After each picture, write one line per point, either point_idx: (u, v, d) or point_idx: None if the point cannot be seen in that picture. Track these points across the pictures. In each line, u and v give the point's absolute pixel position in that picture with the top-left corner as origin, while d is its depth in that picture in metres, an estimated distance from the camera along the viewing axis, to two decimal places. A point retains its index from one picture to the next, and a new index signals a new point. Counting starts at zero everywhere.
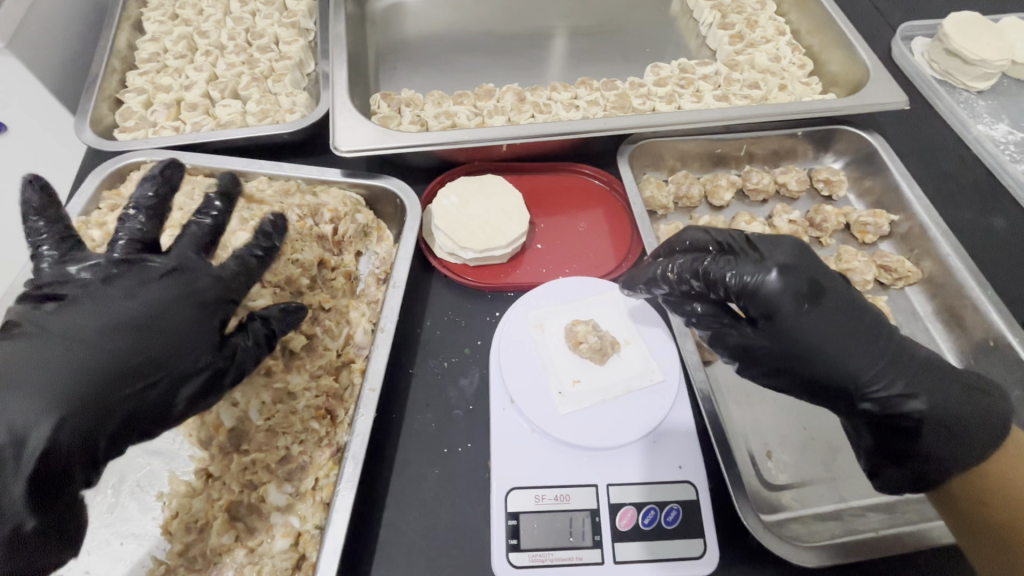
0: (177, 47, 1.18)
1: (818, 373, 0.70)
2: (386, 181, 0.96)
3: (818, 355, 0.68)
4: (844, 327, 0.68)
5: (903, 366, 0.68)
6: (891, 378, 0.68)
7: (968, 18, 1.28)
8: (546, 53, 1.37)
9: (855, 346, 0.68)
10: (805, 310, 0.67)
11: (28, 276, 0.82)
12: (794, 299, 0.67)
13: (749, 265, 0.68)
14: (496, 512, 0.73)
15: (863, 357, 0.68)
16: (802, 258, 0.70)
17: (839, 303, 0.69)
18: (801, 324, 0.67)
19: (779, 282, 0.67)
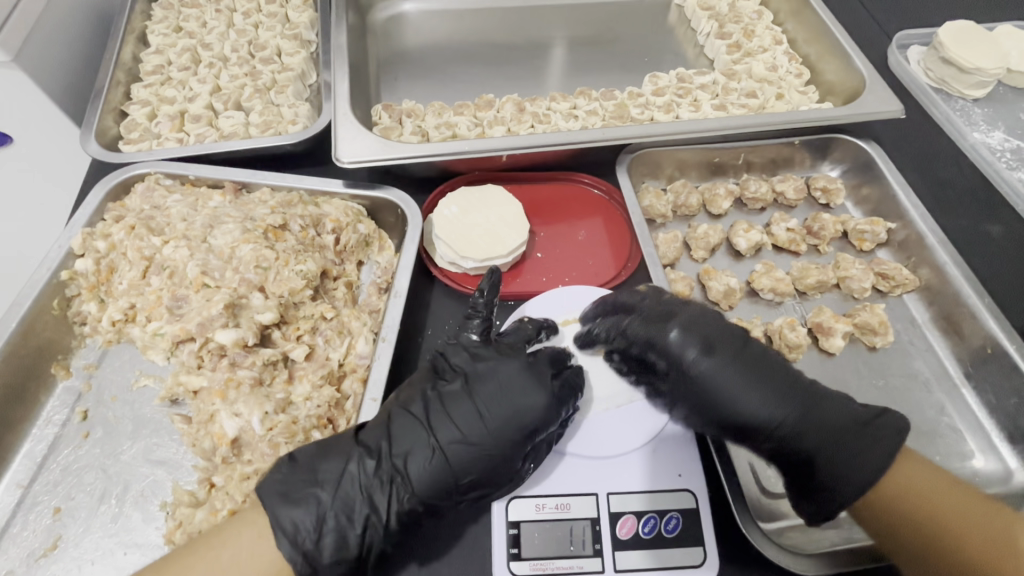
0: (181, 60, 1.19)
1: (728, 418, 0.75)
2: (387, 191, 0.97)
3: (722, 406, 0.74)
4: (744, 378, 0.75)
5: (807, 416, 0.73)
6: (803, 429, 0.72)
7: (963, 27, 1.29)
8: (546, 63, 1.39)
9: (758, 395, 0.74)
10: (702, 360, 0.76)
11: (34, 287, 0.83)
12: (691, 350, 0.77)
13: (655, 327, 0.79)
14: (497, 521, 0.74)
15: (761, 403, 0.74)
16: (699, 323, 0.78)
17: (743, 354, 0.77)
18: (702, 373, 0.76)
19: (679, 337, 0.78)
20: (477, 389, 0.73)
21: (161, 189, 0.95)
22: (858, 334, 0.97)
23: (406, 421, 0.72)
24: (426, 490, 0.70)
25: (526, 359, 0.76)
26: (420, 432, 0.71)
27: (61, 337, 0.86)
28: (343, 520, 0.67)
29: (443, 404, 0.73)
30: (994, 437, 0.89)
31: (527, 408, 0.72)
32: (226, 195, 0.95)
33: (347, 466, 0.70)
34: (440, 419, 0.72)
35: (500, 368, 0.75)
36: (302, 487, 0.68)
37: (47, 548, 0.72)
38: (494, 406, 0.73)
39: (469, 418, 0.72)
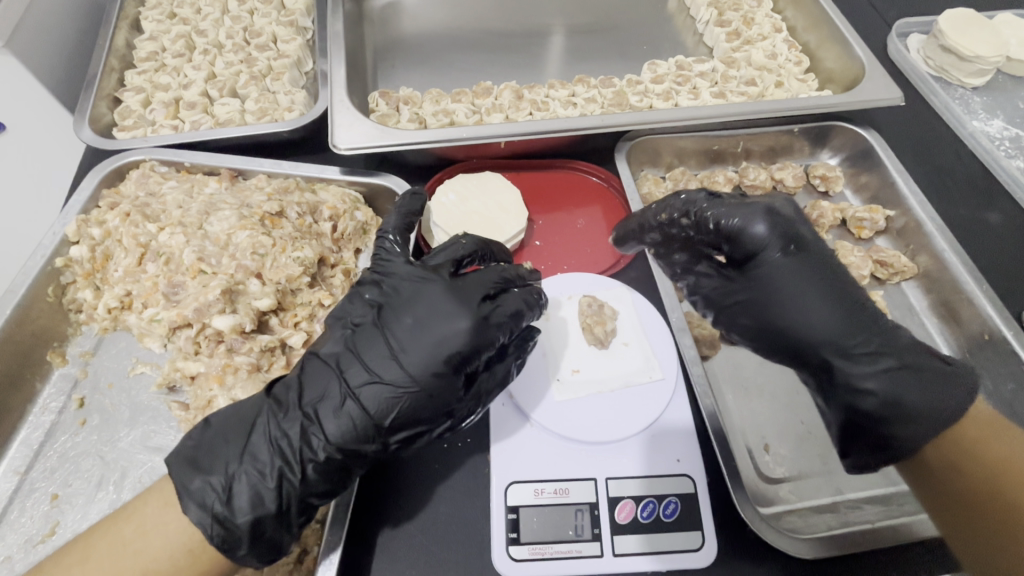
0: (175, 46, 1.18)
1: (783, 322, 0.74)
2: (385, 178, 0.96)
3: (796, 309, 0.72)
4: (810, 277, 0.73)
5: (861, 327, 0.72)
6: (869, 342, 0.71)
7: (962, 15, 1.29)
8: (544, 51, 1.38)
9: (822, 299, 0.72)
10: (780, 258, 0.74)
11: (29, 274, 0.83)
12: (775, 246, 0.74)
13: (738, 211, 0.74)
14: (496, 505, 0.74)
15: (827, 312, 0.72)
16: (795, 216, 0.77)
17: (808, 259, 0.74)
18: (777, 269, 0.74)
19: (766, 232, 0.74)
20: (390, 317, 0.71)
21: (156, 176, 0.94)
22: None
23: (317, 365, 0.70)
24: (341, 435, 0.66)
25: (445, 284, 0.72)
26: (331, 376, 0.69)
27: (56, 324, 0.86)
28: (254, 475, 0.64)
29: (361, 341, 0.70)
30: None
31: (449, 333, 0.68)
32: (222, 182, 0.94)
33: (258, 420, 0.68)
34: (348, 362, 0.69)
35: (422, 296, 0.71)
36: (213, 449, 0.66)
37: (44, 534, 0.72)
38: (409, 338, 0.68)
39: (382, 356, 0.68)
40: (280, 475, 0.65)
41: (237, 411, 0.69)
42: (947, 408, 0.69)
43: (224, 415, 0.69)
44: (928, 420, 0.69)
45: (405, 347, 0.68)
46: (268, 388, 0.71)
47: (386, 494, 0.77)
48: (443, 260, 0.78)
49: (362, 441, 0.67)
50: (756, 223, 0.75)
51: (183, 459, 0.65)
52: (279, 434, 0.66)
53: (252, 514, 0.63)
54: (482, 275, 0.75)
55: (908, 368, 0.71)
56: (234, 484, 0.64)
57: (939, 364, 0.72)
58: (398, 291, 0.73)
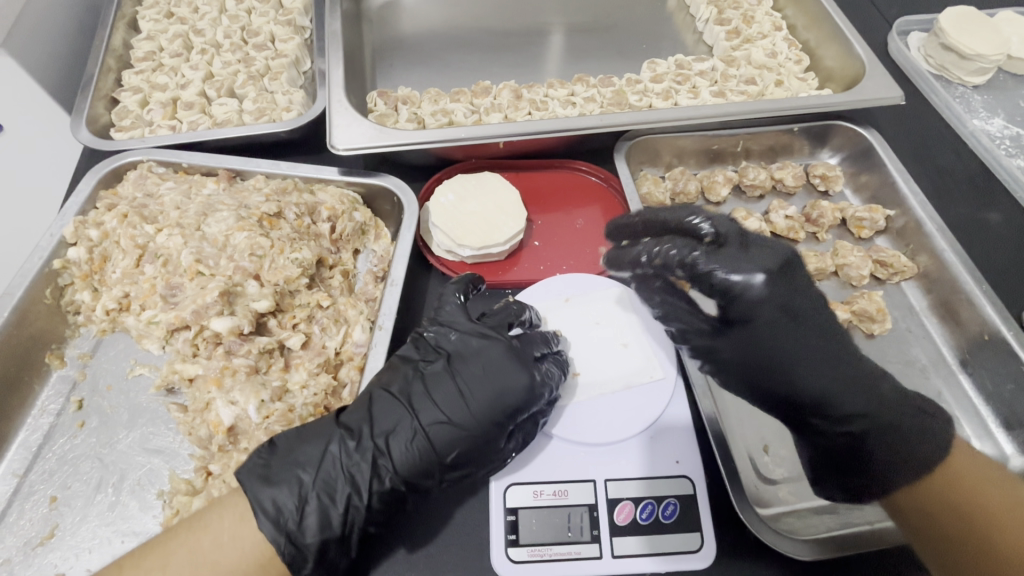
0: (172, 45, 1.17)
1: None
2: (383, 178, 0.96)
3: (787, 365, 0.76)
4: (804, 347, 0.76)
5: (852, 382, 0.76)
6: (849, 396, 0.76)
7: (963, 13, 1.28)
8: (543, 50, 1.37)
9: (813, 355, 0.76)
10: None
11: (26, 276, 0.82)
12: None
13: (741, 267, 0.75)
14: (496, 507, 0.74)
15: (827, 374, 0.76)
16: (790, 270, 0.77)
17: None
18: (767, 331, 0.76)
19: None
20: (459, 366, 0.74)
21: (154, 177, 0.93)
22: (856, 322, 0.97)
23: (387, 400, 0.72)
24: (408, 469, 0.70)
25: (509, 343, 0.76)
26: (402, 412, 0.72)
27: (54, 326, 0.85)
28: (325, 498, 0.67)
29: (430, 384, 0.73)
30: (989, 422, 0.89)
31: (513, 388, 0.72)
32: (220, 183, 0.94)
33: (330, 446, 0.69)
34: (419, 402, 0.72)
35: (490, 350, 0.75)
36: (283, 470, 0.67)
37: (43, 537, 0.72)
38: (477, 386, 0.73)
39: (452, 400, 0.72)
40: (350, 501, 0.68)
41: (306, 434, 0.71)
42: (915, 456, 0.74)
43: (294, 435, 0.70)
44: (906, 464, 0.74)
45: (471, 393, 0.72)
46: (339, 414, 0.72)
47: None
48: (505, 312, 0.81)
49: (427, 479, 0.71)
50: None
51: (256, 477, 0.66)
52: (352, 462, 0.69)
53: (321, 534, 0.65)
54: (537, 338, 0.80)
55: (891, 429, 0.75)
56: (306, 506, 0.66)
57: (916, 412, 0.76)
58: (469, 343, 0.76)
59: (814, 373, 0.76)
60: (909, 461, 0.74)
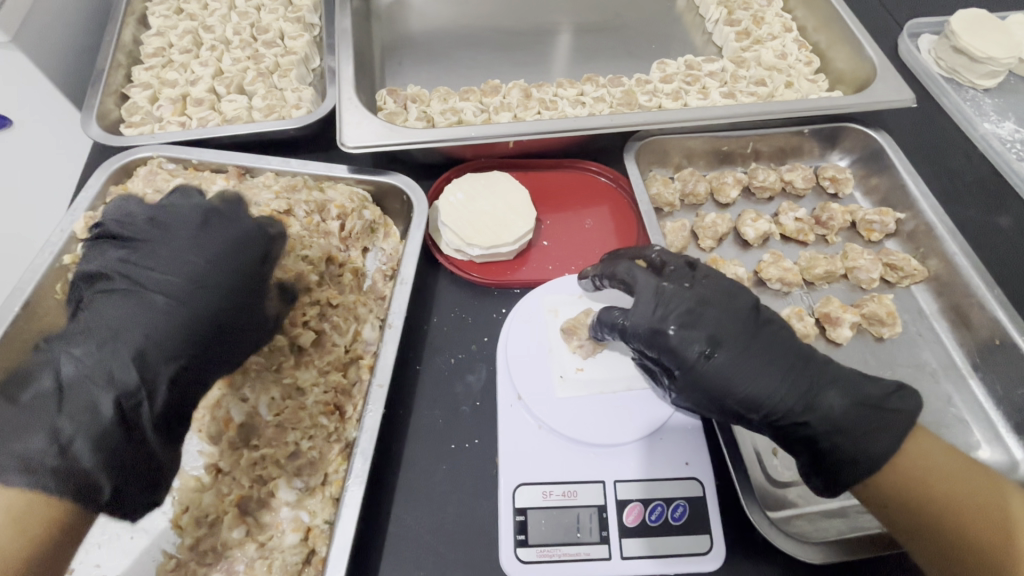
0: (182, 42, 1.17)
1: (733, 407, 0.70)
2: (393, 177, 0.96)
3: (721, 395, 0.69)
4: (742, 362, 0.69)
5: (794, 386, 0.68)
6: (793, 407, 0.68)
7: (975, 15, 1.27)
8: (552, 49, 1.37)
9: (750, 377, 0.68)
10: (701, 359, 0.69)
11: (37, 271, 0.82)
12: (690, 348, 0.69)
13: (644, 315, 0.71)
14: (505, 507, 0.74)
15: (773, 384, 0.68)
16: (703, 306, 0.71)
17: (730, 341, 0.69)
18: (712, 370, 0.68)
19: (671, 332, 0.69)
20: (141, 281, 0.68)
21: (164, 173, 0.93)
22: (866, 325, 0.97)
23: (94, 318, 0.65)
24: (92, 391, 0.61)
25: (188, 237, 0.72)
26: (101, 332, 0.64)
27: (64, 322, 0.85)
28: (83, 424, 0.59)
29: (120, 302, 0.66)
30: (1000, 427, 0.89)
31: (183, 276, 0.69)
32: (229, 180, 0.93)
33: (83, 364, 0.62)
34: (160, 317, 0.66)
35: (167, 271, 0.69)
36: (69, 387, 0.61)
37: None
38: (145, 285, 0.68)
39: (114, 306, 0.66)
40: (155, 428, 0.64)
41: (149, 356, 0.64)
42: (875, 458, 0.66)
43: (75, 331, 0.65)
44: (873, 464, 0.66)
45: (136, 298, 0.67)
46: (168, 327, 0.66)
47: (397, 495, 0.77)
48: (206, 226, 0.73)
49: (163, 391, 0.65)
50: (661, 326, 0.70)
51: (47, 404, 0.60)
52: (178, 388, 0.66)
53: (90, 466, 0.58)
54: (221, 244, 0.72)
55: (846, 431, 0.67)
56: (74, 418, 0.59)
57: (871, 408, 0.68)
58: (151, 249, 0.70)
59: (761, 400, 0.68)
60: (876, 463, 0.66)
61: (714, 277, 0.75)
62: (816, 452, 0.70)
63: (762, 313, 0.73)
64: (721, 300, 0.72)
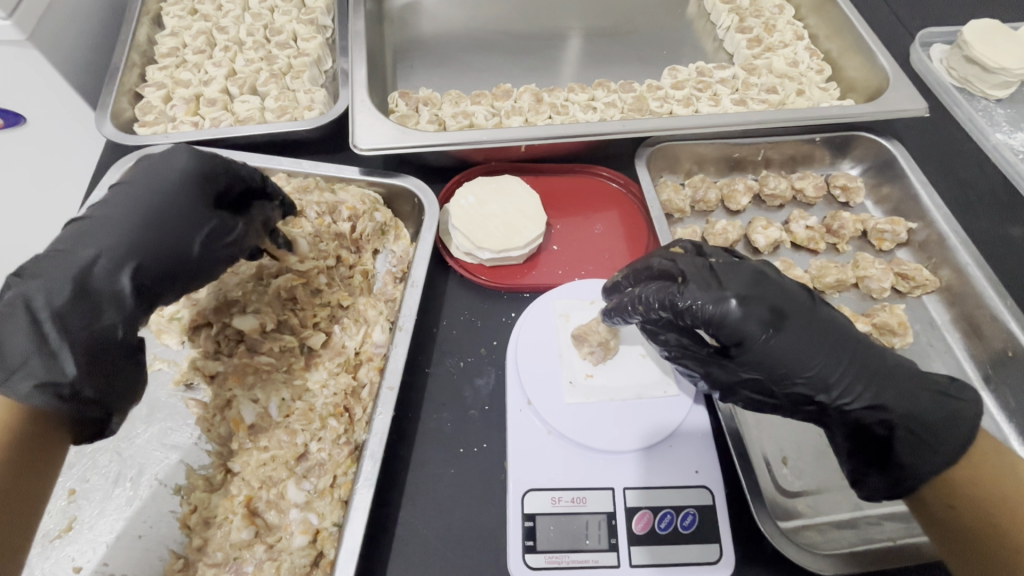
0: (196, 42, 1.18)
1: (790, 389, 0.68)
2: (405, 179, 0.96)
3: (784, 379, 0.67)
4: (805, 345, 0.66)
5: (858, 368, 0.68)
6: (859, 388, 0.68)
7: (989, 25, 1.27)
8: (562, 54, 1.37)
9: (817, 360, 0.66)
10: (766, 340, 0.65)
11: None
12: (757, 329, 0.64)
13: (709, 295, 0.65)
14: (513, 512, 0.73)
15: (827, 365, 0.67)
16: (764, 284, 0.67)
17: (794, 321, 0.67)
18: (774, 350, 0.65)
19: (742, 312, 0.64)
20: (147, 235, 0.70)
21: None
22: (877, 335, 0.96)
23: (67, 239, 0.68)
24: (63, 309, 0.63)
25: (154, 174, 0.73)
26: (69, 254, 0.66)
27: None
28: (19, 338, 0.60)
29: (81, 229, 0.69)
30: (1013, 441, 0.88)
31: (141, 211, 0.70)
32: None
33: (46, 286, 0.63)
34: (116, 236, 0.68)
35: (169, 230, 0.70)
36: (72, 316, 0.63)
37: (62, 529, 0.72)
38: (112, 211, 0.70)
39: (90, 235, 0.68)
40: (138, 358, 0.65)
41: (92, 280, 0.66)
42: (945, 445, 0.65)
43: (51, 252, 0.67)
44: (937, 453, 0.65)
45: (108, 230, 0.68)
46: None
47: (404, 498, 0.77)
48: (161, 161, 0.74)
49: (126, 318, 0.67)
50: (727, 306, 0.64)
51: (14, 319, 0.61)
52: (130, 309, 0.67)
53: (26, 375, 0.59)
54: (161, 174, 0.72)
55: (915, 416, 0.67)
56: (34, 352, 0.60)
57: (936, 394, 0.68)
58: (122, 190, 0.72)
59: (825, 382, 0.67)
60: (943, 450, 0.65)
61: (762, 260, 0.73)
62: (863, 434, 0.70)
63: (815, 295, 0.71)
64: (782, 282, 0.69)
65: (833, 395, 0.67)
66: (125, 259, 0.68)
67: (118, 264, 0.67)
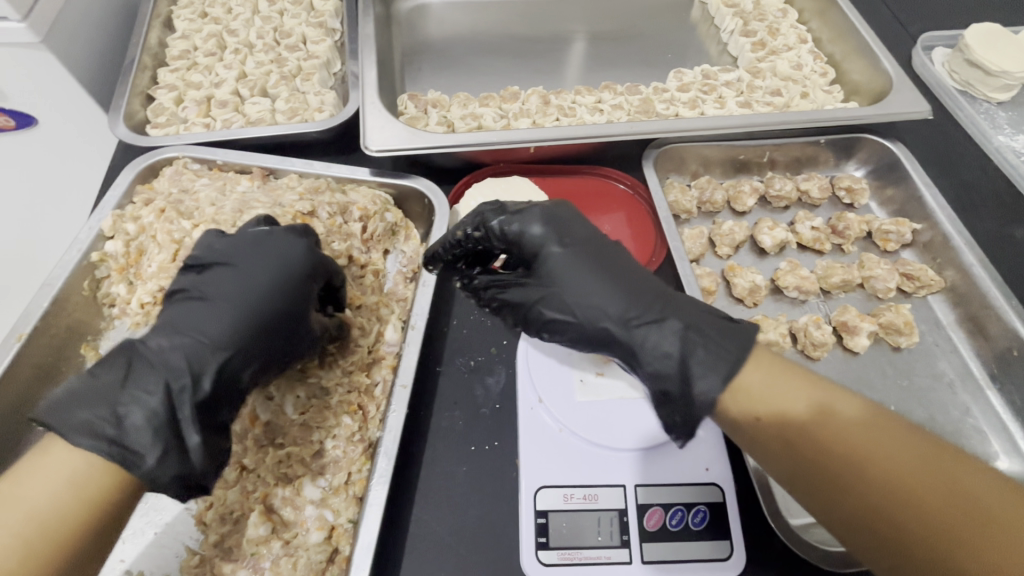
0: (207, 45, 1.19)
1: (565, 311, 0.74)
2: (415, 180, 0.97)
3: (580, 317, 0.73)
4: (579, 267, 0.74)
5: (634, 294, 0.71)
6: (657, 313, 0.70)
7: (990, 29, 1.28)
8: (567, 57, 1.38)
9: (585, 280, 0.73)
10: (554, 253, 0.75)
11: (66, 267, 0.84)
12: (550, 242, 0.76)
13: (513, 218, 0.78)
14: (525, 509, 0.74)
15: (588, 284, 0.73)
16: (565, 211, 0.80)
17: (568, 245, 0.76)
18: (553, 266, 0.75)
19: (540, 227, 0.77)
20: (211, 296, 0.71)
21: (189, 173, 0.94)
22: (883, 334, 0.97)
23: (176, 321, 0.68)
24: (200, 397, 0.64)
25: (262, 256, 0.74)
26: (186, 339, 0.66)
27: (90, 319, 0.87)
28: (136, 410, 0.61)
29: (195, 311, 0.69)
30: (1018, 440, 0.89)
31: (256, 293, 0.71)
32: (254, 180, 0.95)
33: (162, 368, 0.64)
34: (229, 320, 0.69)
35: (230, 288, 0.71)
36: (143, 373, 0.63)
37: None
38: (223, 293, 0.71)
39: (203, 320, 0.68)
40: (196, 418, 0.64)
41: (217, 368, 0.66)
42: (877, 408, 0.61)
43: (157, 332, 0.67)
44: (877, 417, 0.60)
45: (224, 316, 0.69)
46: (223, 327, 0.68)
47: (415, 495, 0.77)
48: (267, 243, 0.75)
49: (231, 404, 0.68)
50: (530, 224, 0.77)
51: (112, 379, 0.62)
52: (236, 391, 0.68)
53: (152, 449, 0.60)
54: (277, 260, 0.74)
55: (693, 331, 0.68)
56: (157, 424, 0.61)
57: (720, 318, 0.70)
58: (230, 269, 0.73)
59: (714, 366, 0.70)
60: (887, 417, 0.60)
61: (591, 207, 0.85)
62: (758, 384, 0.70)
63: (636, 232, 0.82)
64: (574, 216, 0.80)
65: (608, 315, 0.71)
66: (243, 348, 0.69)
67: (240, 355, 0.68)
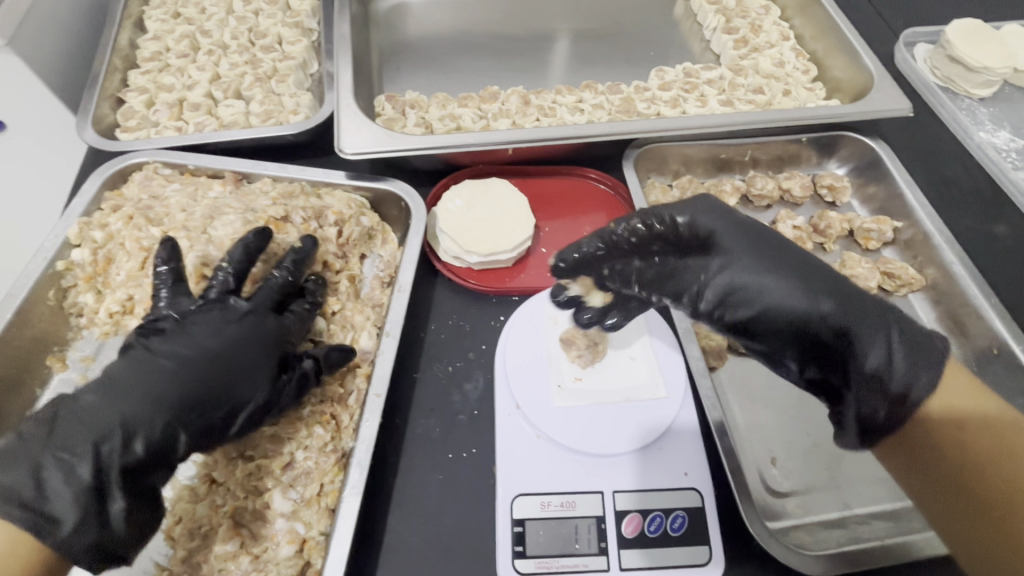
0: (179, 46, 1.17)
1: (804, 305, 0.71)
2: (391, 183, 0.95)
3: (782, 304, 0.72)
4: (765, 252, 0.75)
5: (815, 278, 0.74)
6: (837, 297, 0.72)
7: (970, 25, 1.28)
8: (549, 55, 1.37)
9: (781, 267, 0.74)
10: (740, 241, 0.75)
11: (29, 277, 0.81)
12: (740, 233, 0.76)
13: (686, 210, 0.77)
14: (502, 518, 0.73)
15: (787, 276, 0.74)
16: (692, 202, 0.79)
17: (733, 238, 0.76)
18: (735, 254, 0.74)
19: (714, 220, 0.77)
20: (162, 351, 0.71)
21: (159, 179, 0.92)
22: None
23: (124, 374, 0.69)
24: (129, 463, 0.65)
25: (230, 311, 0.75)
26: (126, 401, 0.67)
27: (57, 329, 0.85)
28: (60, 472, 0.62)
29: (144, 366, 0.69)
30: None
31: (210, 349, 0.71)
32: (226, 185, 0.93)
33: (91, 433, 0.64)
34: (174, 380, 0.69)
35: (186, 343, 0.72)
36: (69, 433, 0.63)
37: None
38: (178, 346, 0.71)
39: (150, 378, 0.68)
40: (122, 485, 0.64)
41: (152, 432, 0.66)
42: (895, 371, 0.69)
43: (100, 385, 0.68)
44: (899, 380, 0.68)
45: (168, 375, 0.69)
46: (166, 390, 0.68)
47: (392, 505, 0.76)
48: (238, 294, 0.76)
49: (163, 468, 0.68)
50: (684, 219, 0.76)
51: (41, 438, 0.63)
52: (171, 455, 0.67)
53: (70, 519, 0.60)
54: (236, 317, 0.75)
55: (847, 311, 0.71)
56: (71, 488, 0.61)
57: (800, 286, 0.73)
58: (195, 318, 0.74)
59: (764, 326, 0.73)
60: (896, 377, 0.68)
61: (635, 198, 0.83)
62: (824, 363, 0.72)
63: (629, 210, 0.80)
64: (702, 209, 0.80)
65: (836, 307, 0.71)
66: (183, 411, 0.68)
67: (178, 420, 0.68)
